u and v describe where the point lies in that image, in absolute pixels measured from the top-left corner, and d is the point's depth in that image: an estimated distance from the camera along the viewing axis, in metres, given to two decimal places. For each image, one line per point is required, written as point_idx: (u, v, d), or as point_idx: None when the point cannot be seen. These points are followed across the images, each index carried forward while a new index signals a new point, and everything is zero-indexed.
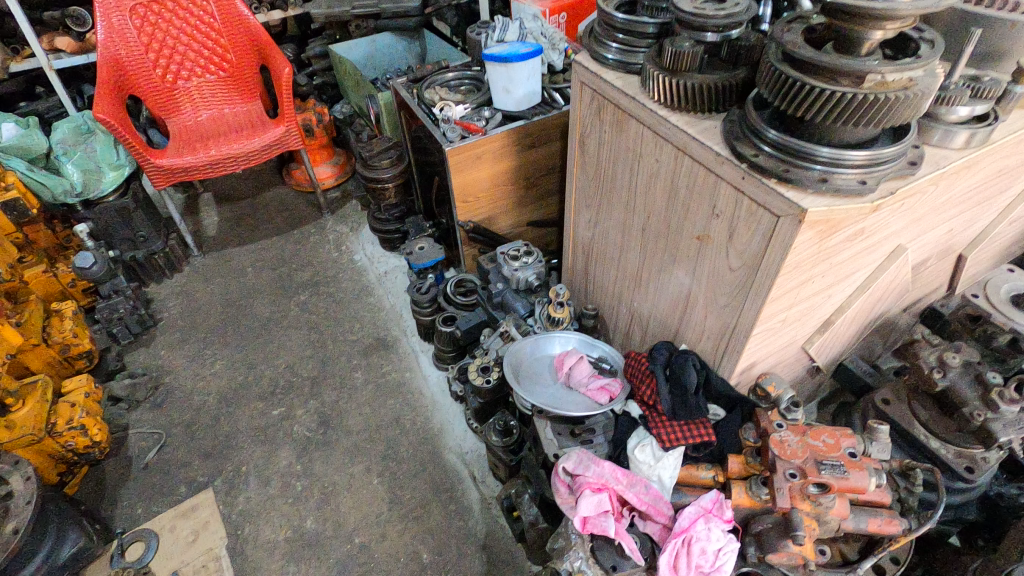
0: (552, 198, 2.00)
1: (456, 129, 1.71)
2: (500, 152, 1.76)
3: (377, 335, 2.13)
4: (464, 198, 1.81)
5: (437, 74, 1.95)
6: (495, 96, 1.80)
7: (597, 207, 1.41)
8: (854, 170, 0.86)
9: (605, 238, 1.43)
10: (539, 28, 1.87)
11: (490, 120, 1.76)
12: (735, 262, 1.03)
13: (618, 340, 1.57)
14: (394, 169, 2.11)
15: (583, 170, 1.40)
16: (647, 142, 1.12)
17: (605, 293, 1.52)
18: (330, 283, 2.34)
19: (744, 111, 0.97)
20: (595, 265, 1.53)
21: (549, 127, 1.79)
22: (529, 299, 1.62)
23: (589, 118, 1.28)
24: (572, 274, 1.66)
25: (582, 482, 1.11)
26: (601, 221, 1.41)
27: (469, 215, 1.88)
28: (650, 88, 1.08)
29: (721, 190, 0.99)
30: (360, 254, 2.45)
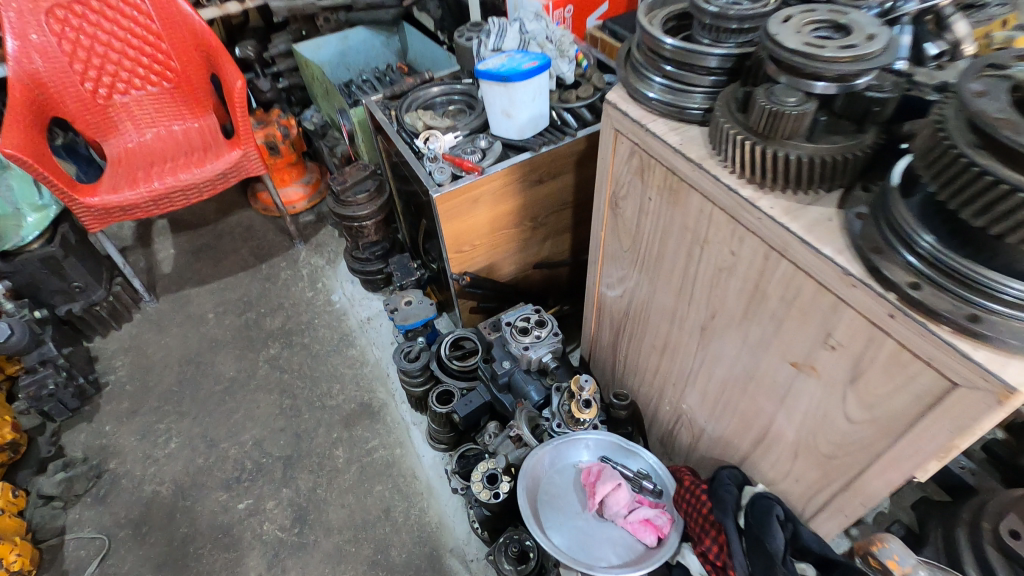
0: (563, 236, 1.66)
1: (445, 168, 1.36)
2: (501, 194, 1.42)
3: (361, 400, 1.81)
4: (457, 248, 1.48)
5: (419, 89, 1.59)
6: (490, 119, 1.46)
7: (632, 282, 1.08)
8: None
9: (643, 319, 1.10)
10: (543, 30, 1.49)
11: (487, 153, 1.42)
12: (856, 410, 0.71)
13: (656, 433, 1.27)
14: (373, 204, 1.76)
15: (612, 235, 1.07)
16: (718, 227, 0.79)
17: (643, 378, 1.21)
18: (305, 333, 2.01)
19: (881, 204, 0.64)
20: (628, 346, 1.21)
21: (559, 159, 1.44)
22: (543, 382, 1.31)
23: (624, 175, 0.94)
24: (595, 344, 1.34)
25: None
26: (638, 300, 1.09)
27: (464, 266, 1.55)
28: (727, 154, 0.75)
29: (845, 318, 0.66)
30: (338, 294, 2.12)
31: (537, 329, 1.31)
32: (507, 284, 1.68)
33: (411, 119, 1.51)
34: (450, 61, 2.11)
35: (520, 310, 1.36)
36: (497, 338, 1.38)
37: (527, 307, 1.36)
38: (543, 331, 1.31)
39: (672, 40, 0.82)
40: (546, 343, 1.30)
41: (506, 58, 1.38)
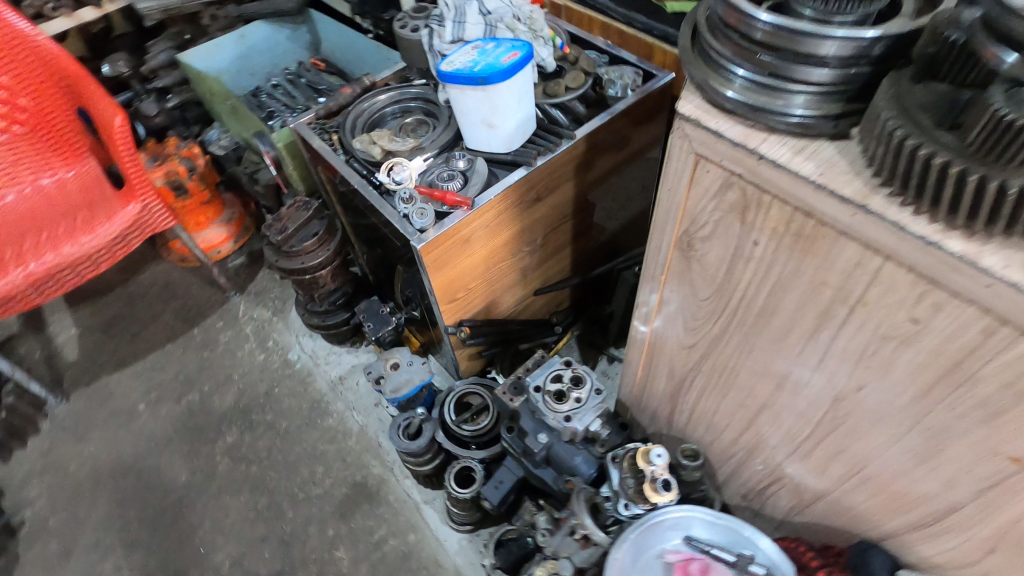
0: (563, 251, 1.41)
1: (422, 206, 1.05)
2: (494, 225, 1.14)
3: (353, 481, 1.52)
4: (451, 297, 1.19)
5: (361, 101, 1.27)
6: (464, 131, 1.16)
7: (711, 334, 0.83)
8: None
9: (727, 373, 0.87)
10: (508, 7, 1.18)
11: (470, 176, 1.12)
12: None
13: (736, 488, 1.06)
14: (326, 250, 1.42)
15: (677, 281, 0.82)
16: (893, 289, 0.56)
17: (721, 432, 0.98)
18: (266, 409, 1.67)
19: None
20: (699, 399, 0.97)
21: (557, 169, 1.16)
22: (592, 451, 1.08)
23: (708, 213, 0.69)
24: (645, 391, 1.10)
25: None
26: (720, 354, 0.85)
27: (460, 314, 1.26)
28: (911, 189, 0.50)
29: None
30: (296, 352, 1.77)
31: (576, 389, 1.06)
32: (508, 320, 1.41)
33: (361, 145, 1.18)
34: (387, 54, 1.74)
35: (546, 367, 1.10)
36: (524, 405, 1.12)
37: (554, 361, 1.10)
38: (583, 391, 1.06)
39: (771, 14, 0.55)
40: (589, 405, 1.06)
41: (474, 52, 1.06)
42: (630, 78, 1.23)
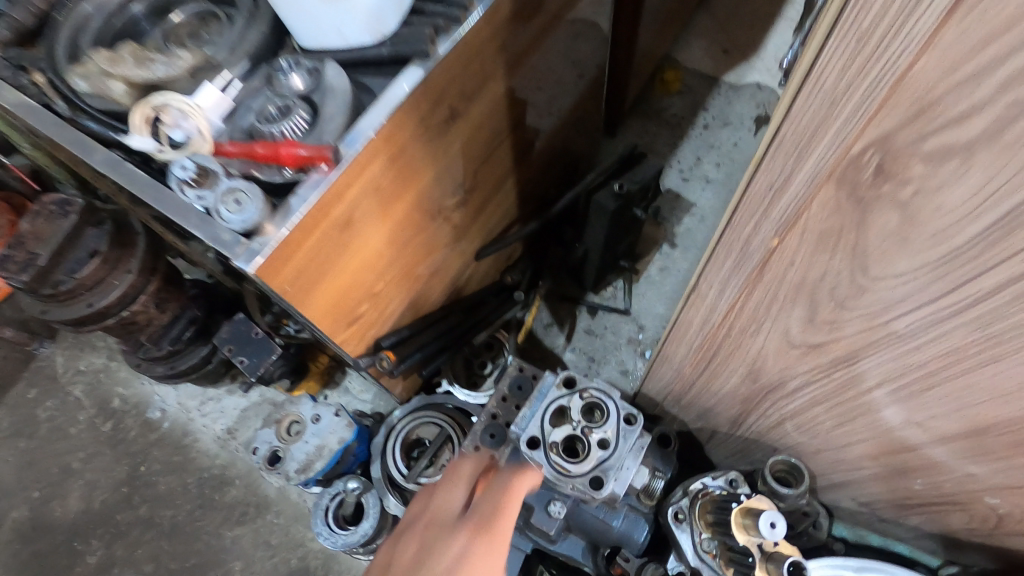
0: (504, 186, 0.93)
1: (233, 184, 0.53)
2: (390, 183, 0.63)
3: (289, 570, 1.09)
4: (348, 317, 0.70)
5: (77, 1, 0.67)
6: (287, 17, 0.62)
7: (878, 332, 0.42)
8: None
9: (892, 382, 0.46)
10: None
11: (321, 104, 0.60)
12: None
13: (848, 496, 0.71)
14: (126, 274, 0.87)
15: (812, 248, 0.38)
16: None
17: (842, 439, 0.61)
18: (136, 502, 1.17)
19: None
20: (809, 406, 0.58)
21: (473, 57, 0.65)
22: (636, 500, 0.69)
23: (999, 84, 0.24)
24: (697, 390, 0.70)
25: None
26: (888, 358, 0.44)
27: (373, 333, 0.78)
28: None
29: None
30: (157, 408, 1.24)
31: (596, 427, 0.64)
32: (448, 307, 0.94)
33: (88, 82, 0.60)
34: None
35: (539, 400, 0.68)
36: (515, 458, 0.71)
37: (549, 385, 0.68)
38: (608, 428, 0.64)
39: None
40: (623, 448, 0.65)
41: None
42: None
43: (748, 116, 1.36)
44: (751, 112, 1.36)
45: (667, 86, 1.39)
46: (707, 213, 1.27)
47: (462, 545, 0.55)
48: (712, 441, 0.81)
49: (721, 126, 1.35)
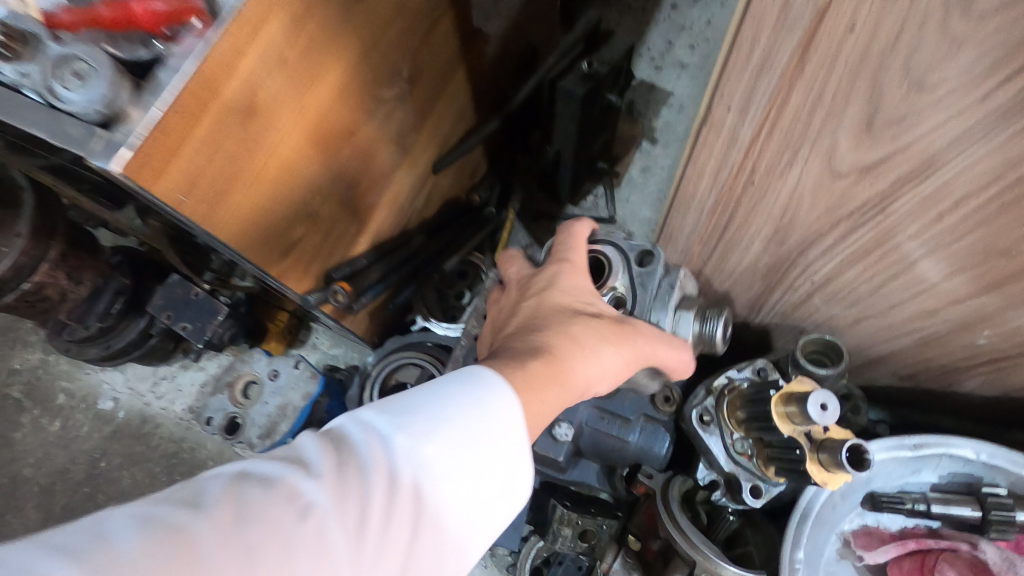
0: (454, 79, 0.79)
1: (69, 53, 0.40)
2: (302, 58, 0.50)
3: None
4: (281, 242, 0.57)
5: None
6: None
7: (972, 114, 0.30)
8: None
9: (979, 196, 0.35)
10: None
11: None
12: None
13: (888, 374, 0.62)
14: (16, 237, 0.72)
15: None
16: None
17: (887, 302, 0.51)
18: (100, 501, 1.06)
19: None
20: (852, 264, 0.48)
21: None
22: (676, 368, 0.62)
23: None
24: (707, 275, 0.60)
25: None
26: (976, 157, 0.33)
27: (320, 263, 0.66)
28: None
29: None
30: (107, 398, 1.11)
31: (605, 283, 0.56)
32: (409, 231, 0.81)
33: None
34: None
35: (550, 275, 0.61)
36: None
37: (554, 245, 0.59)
38: (620, 281, 0.56)
39: None
40: (647, 286, 0.56)
41: None
42: None
43: None
44: None
45: None
46: (685, 102, 1.14)
47: (552, 273, 0.54)
48: (726, 339, 0.71)
49: (691, 4, 1.21)
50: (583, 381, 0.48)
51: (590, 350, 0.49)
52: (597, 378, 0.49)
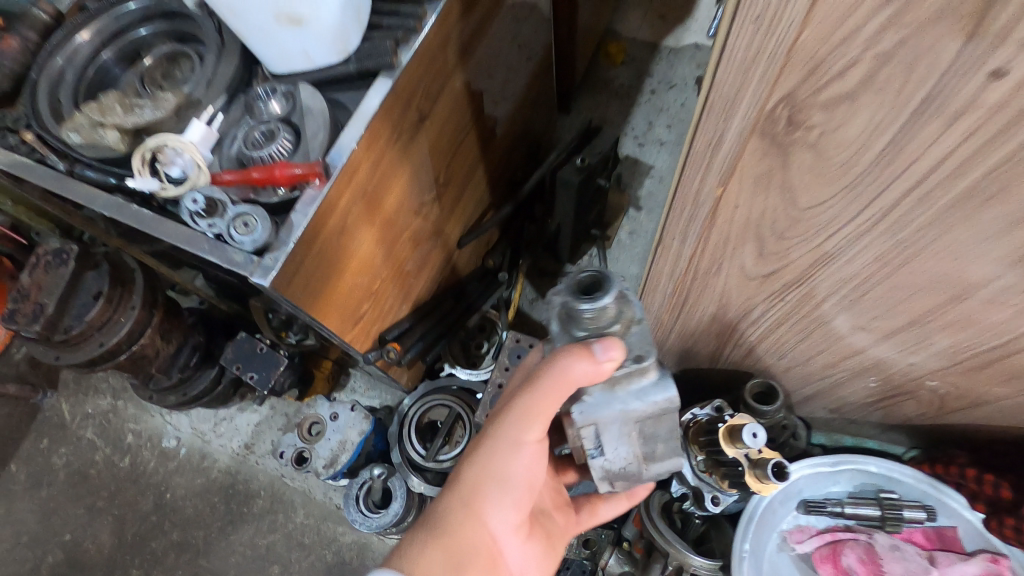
0: (475, 175, 0.98)
1: (239, 209, 0.58)
2: (375, 189, 0.69)
3: (326, 564, 1.15)
4: (352, 318, 0.76)
5: (48, 55, 0.70)
6: (255, 46, 0.66)
7: (817, 253, 0.49)
8: None
9: (837, 295, 0.54)
10: None
11: (301, 124, 0.65)
12: None
13: (820, 408, 0.80)
14: (130, 309, 0.90)
15: (749, 192, 0.45)
16: None
17: (805, 357, 0.69)
18: (167, 528, 1.22)
19: None
20: (774, 330, 0.66)
21: (429, 65, 0.71)
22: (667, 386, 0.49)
23: (864, 45, 0.31)
24: (676, 334, 0.78)
25: None
26: (826, 275, 0.51)
27: (377, 329, 0.84)
28: None
29: None
30: (171, 437, 1.28)
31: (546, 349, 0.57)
32: (439, 295, 1.00)
33: (80, 134, 0.64)
34: None
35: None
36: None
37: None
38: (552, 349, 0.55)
39: None
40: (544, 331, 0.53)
41: None
42: None
43: (691, 74, 1.42)
44: (693, 72, 1.43)
45: (611, 58, 1.45)
46: (664, 173, 1.34)
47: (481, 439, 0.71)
48: (697, 380, 0.89)
49: (667, 89, 1.42)
50: (471, 513, 0.57)
51: (456, 484, 0.58)
52: (475, 505, 0.57)
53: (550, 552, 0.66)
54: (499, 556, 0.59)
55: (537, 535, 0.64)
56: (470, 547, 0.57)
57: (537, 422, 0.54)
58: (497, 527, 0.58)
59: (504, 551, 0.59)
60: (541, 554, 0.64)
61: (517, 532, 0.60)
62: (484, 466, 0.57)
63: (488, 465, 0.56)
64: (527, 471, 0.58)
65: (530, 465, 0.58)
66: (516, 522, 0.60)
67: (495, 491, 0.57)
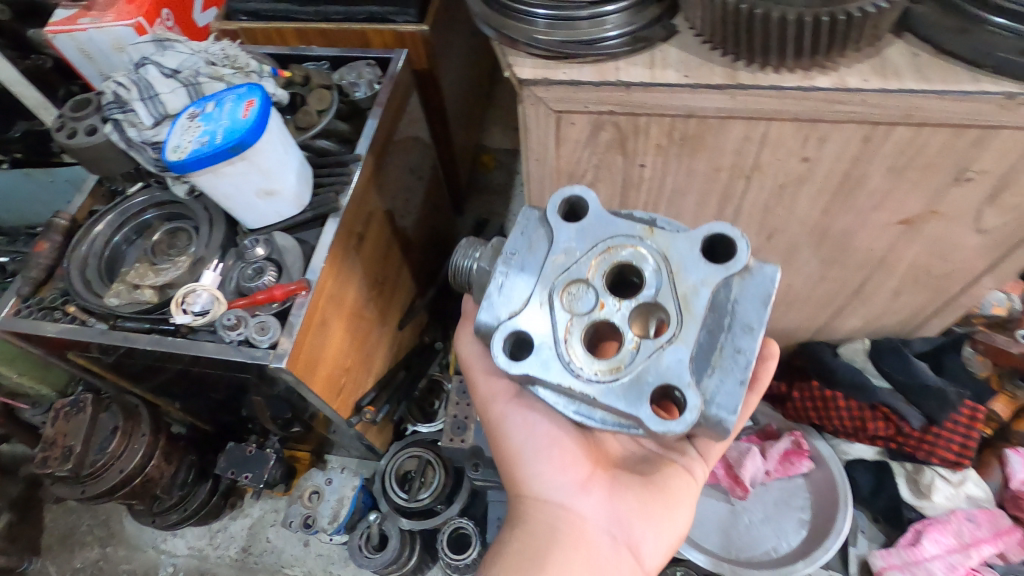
0: (402, 272, 1.29)
1: (257, 319, 0.85)
2: (337, 292, 0.97)
3: None
4: (337, 388, 1.01)
5: (74, 248, 0.95)
6: (237, 214, 0.94)
7: None
8: None
9: None
10: (196, 56, 0.98)
11: (281, 260, 0.92)
12: (988, 222, 0.66)
13: None
14: (141, 435, 1.08)
15: None
16: (782, 144, 0.60)
17: None
18: None
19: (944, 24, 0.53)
20: None
21: (360, 199, 1.03)
22: (490, 352, 0.55)
23: (589, 162, 0.66)
24: None
25: None
26: None
27: (352, 400, 1.08)
28: (766, 49, 0.53)
29: (994, 145, 0.56)
30: (167, 565, 1.38)
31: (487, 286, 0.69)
32: (394, 368, 1.25)
33: (119, 298, 0.89)
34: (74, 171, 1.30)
35: (755, 285, 0.54)
36: (728, 360, 0.53)
37: (746, 267, 0.55)
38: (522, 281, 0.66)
39: None
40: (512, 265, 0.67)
41: (197, 123, 0.86)
42: (369, 73, 1.12)
43: None
44: None
45: (486, 166, 1.85)
46: None
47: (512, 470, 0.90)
48: None
49: None
50: (531, 489, 0.72)
51: (508, 478, 0.75)
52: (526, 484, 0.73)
53: (657, 492, 0.72)
54: (581, 520, 0.69)
55: (624, 487, 0.72)
56: (542, 522, 0.70)
57: (494, 377, 0.76)
58: (560, 498, 0.71)
59: (582, 513, 0.70)
60: (642, 496, 0.71)
61: (582, 490, 0.71)
62: (511, 447, 0.74)
63: (511, 450, 0.74)
64: (536, 435, 0.72)
65: (530, 422, 0.73)
66: (575, 479, 0.71)
67: (527, 464, 0.72)
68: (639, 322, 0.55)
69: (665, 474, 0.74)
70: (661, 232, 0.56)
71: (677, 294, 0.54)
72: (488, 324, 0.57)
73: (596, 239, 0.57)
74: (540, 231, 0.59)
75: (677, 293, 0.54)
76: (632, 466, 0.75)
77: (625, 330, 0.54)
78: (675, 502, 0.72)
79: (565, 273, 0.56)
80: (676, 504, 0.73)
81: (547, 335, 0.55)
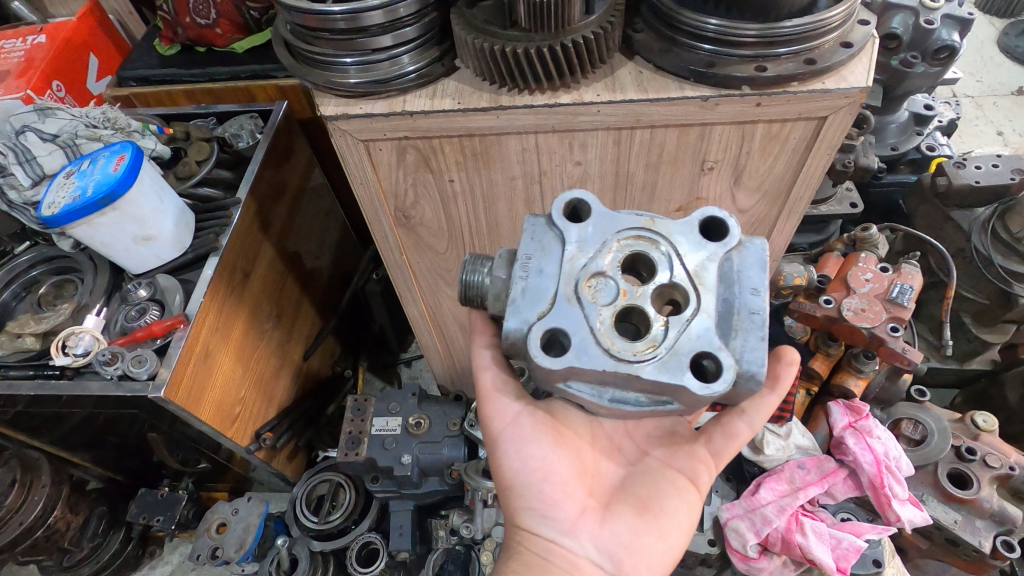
0: (303, 305, 1.36)
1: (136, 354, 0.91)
2: (222, 324, 1.04)
3: None
4: (230, 417, 1.06)
5: None
6: (120, 261, 1.01)
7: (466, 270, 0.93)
8: (836, 32, 0.63)
9: None
10: (73, 119, 1.05)
11: (164, 299, 0.99)
12: (744, 201, 0.79)
13: None
14: (42, 486, 1.13)
15: (418, 251, 0.89)
16: (552, 151, 0.72)
17: None
18: None
19: (649, 51, 0.67)
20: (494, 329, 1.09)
21: (244, 237, 1.11)
22: (530, 352, 0.55)
23: (407, 182, 0.77)
24: (453, 357, 1.19)
25: (786, 541, 0.88)
26: None
27: (251, 429, 1.14)
28: (516, 78, 0.65)
29: (713, 138, 0.69)
30: None
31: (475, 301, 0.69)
32: (301, 398, 1.31)
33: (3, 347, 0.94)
34: None
35: (750, 254, 0.60)
36: (746, 321, 0.57)
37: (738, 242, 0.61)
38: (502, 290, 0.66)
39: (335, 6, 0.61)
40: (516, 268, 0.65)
41: (72, 179, 0.93)
42: (250, 123, 1.20)
43: None
44: None
45: None
46: None
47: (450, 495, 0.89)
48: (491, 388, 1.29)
49: None
50: (525, 528, 0.72)
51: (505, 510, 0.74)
52: (520, 521, 0.72)
53: (651, 520, 0.72)
54: (574, 557, 0.69)
55: (618, 516, 0.71)
56: (535, 557, 0.69)
57: (489, 411, 0.75)
58: (551, 534, 0.70)
59: (574, 553, 0.69)
60: (635, 526, 0.71)
61: (573, 526, 0.70)
62: (505, 478, 0.74)
63: (505, 484, 0.73)
64: (525, 473, 0.72)
65: (520, 458, 0.72)
66: (568, 517, 0.70)
67: (519, 501, 0.72)
68: (658, 302, 0.58)
69: (660, 497, 0.74)
70: (662, 220, 0.61)
71: (689, 273, 0.58)
72: (518, 327, 0.57)
73: (606, 234, 0.60)
74: (551, 235, 0.61)
75: (688, 270, 0.58)
76: (627, 491, 0.74)
77: (649, 312, 0.57)
78: (668, 529, 0.72)
79: (584, 269, 0.58)
80: (671, 532, 0.72)
81: (582, 328, 0.56)
